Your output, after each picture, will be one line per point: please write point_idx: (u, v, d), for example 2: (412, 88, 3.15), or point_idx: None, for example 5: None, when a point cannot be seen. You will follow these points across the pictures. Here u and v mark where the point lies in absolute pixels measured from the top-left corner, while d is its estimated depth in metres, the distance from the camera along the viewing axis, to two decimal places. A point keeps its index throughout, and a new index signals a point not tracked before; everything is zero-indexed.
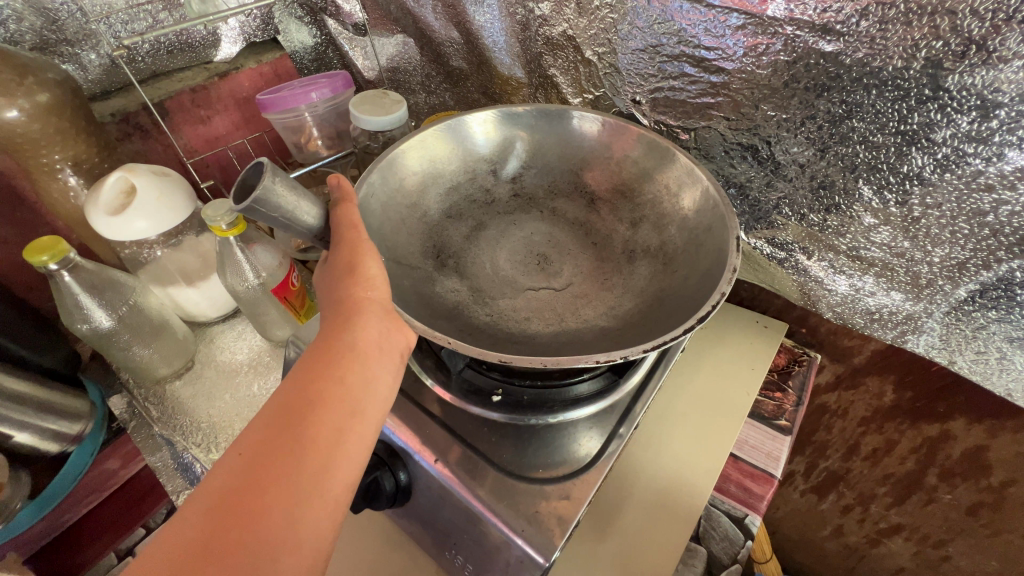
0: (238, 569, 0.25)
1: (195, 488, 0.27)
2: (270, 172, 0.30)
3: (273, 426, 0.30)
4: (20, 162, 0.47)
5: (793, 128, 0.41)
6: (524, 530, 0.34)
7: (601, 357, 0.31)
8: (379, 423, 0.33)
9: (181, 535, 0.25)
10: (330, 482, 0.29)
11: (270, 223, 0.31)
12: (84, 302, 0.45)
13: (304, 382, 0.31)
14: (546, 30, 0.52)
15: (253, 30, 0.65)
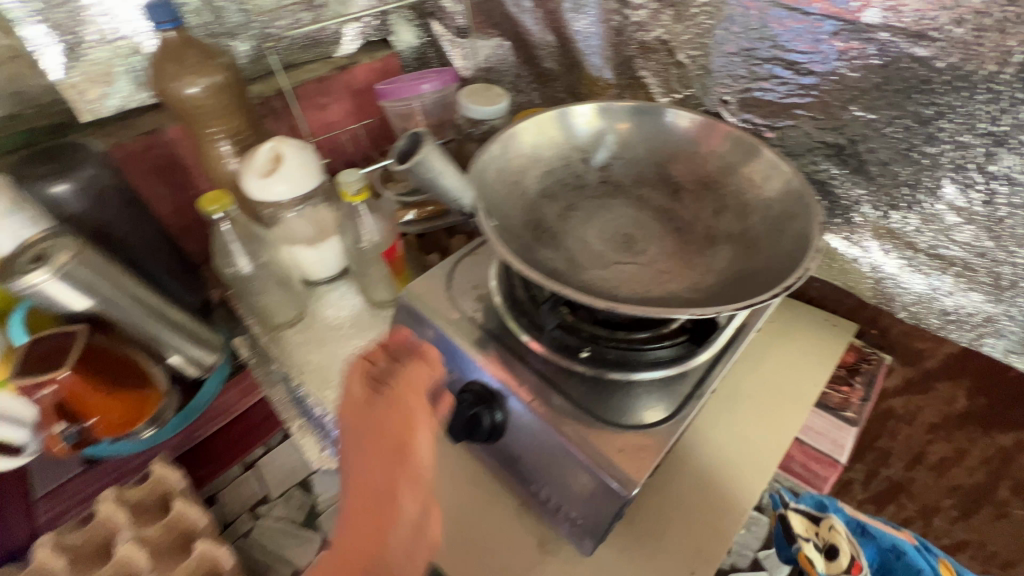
0: None
1: None
2: None
3: None
4: (190, 132, 0.57)
5: (880, 128, 0.44)
6: (608, 465, 0.38)
7: (696, 311, 0.35)
8: None
9: None
10: None
11: None
12: (234, 249, 0.54)
13: None
14: (641, 35, 0.57)
15: (370, 31, 0.74)
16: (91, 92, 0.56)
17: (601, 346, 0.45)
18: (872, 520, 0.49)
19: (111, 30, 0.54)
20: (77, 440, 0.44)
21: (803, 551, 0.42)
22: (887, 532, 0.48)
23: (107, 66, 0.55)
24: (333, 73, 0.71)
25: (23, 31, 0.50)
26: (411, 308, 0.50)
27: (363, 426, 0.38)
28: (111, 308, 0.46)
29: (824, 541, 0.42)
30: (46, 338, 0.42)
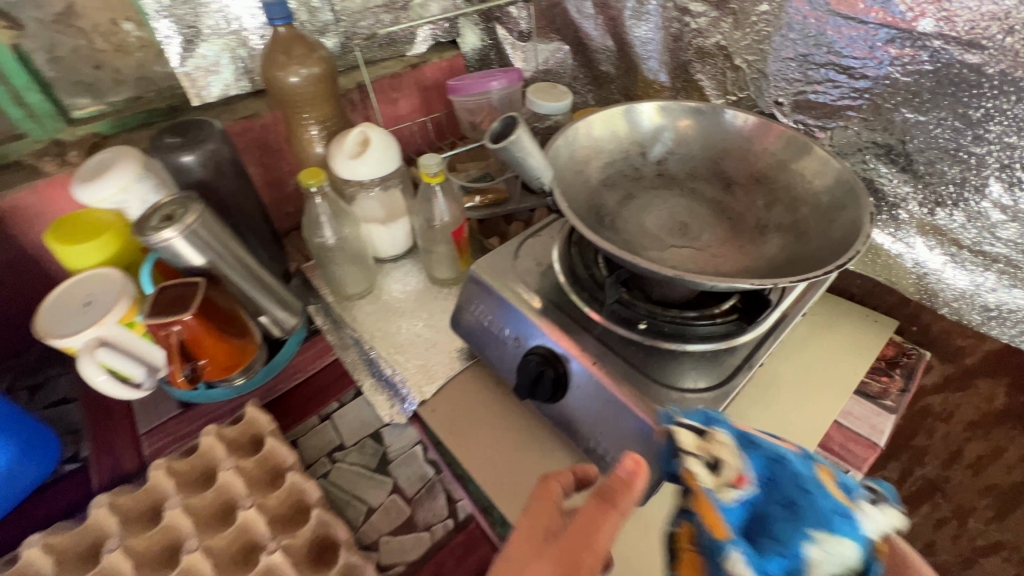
0: None
1: None
2: (523, 126, 0.43)
3: None
4: (286, 117, 0.63)
5: (929, 130, 0.47)
6: None
7: (756, 282, 0.40)
8: None
9: None
10: None
11: (513, 163, 0.44)
12: (321, 221, 0.60)
13: None
14: (699, 41, 0.61)
15: (440, 33, 0.80)
16: (203, 79, 0.63)
17: (657, 320, 0.49)
18: (787, 445, 0.36)
19: (225, 25, 0.61)
20: (192, 374, 0.51)
21: (689, 469, 0.33)
22: (773, 441, 0.35)
23: (218, 57, 0.63)
24: (406, 69, 0.76)
25: (155, 24, 0.58)
26: (482, 280, 0.55)
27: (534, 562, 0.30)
28: (219, 264, 0.52)
29: (710, 455, 0.33)
30: (172, 286, 0.49)
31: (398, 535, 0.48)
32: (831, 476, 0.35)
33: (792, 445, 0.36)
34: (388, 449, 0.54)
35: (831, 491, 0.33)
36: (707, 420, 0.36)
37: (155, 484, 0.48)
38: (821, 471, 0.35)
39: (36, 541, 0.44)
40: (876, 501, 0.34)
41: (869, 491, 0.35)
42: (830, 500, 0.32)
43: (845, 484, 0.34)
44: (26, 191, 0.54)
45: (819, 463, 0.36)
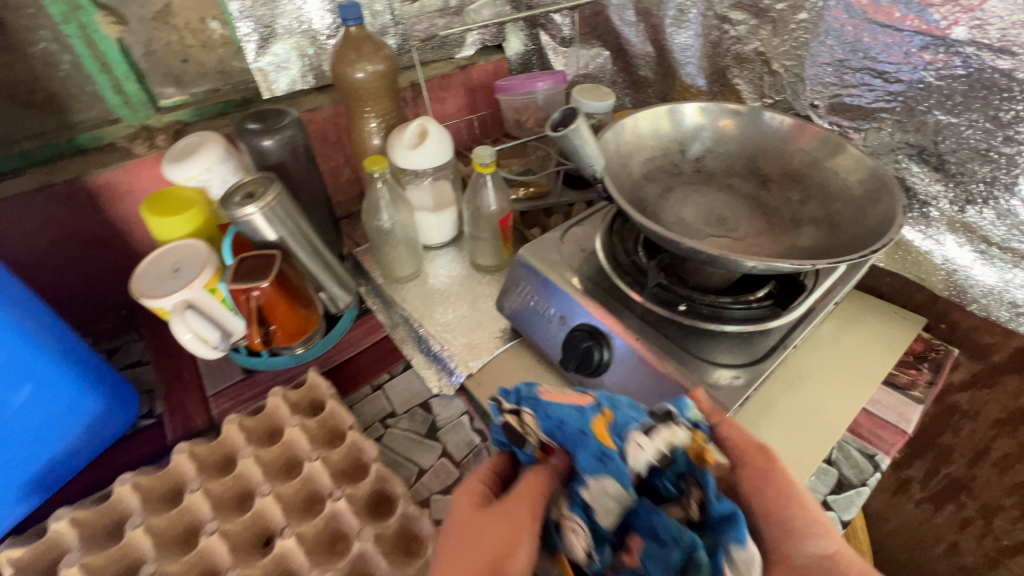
0: None
1: None
2: (582, 117, 0.48)
3: None
4: (349, 110, 0.68)
5: (960, 131, 0.50)
6: (704, 393, 0.46)
7: (795, 262, 0.43)
8: None
9: None
10: None
11: (571, 150, 0.49)
12: (381, 206, 0.65)
13: None
14: (738, 47, 0.65)
15: (488, 37, 0.85)
16: (275, 74, 0.69)
17: (695, 303, 0.52)
18: (553, 395, 0.38)
19: (299, 25, 0.67)
20: (266, 336, 0.56)
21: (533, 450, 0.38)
22: (561, 399, 0.38)
23: (290, 54, 0.68)
24: (456, 70, 0.81)
25: (239, 24, 0.63)
26: (529, 263, 0.58)
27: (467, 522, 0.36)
28: (290, 240, 0.57)
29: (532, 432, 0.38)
30: (252, 257, 0.54)
31: (447, 494, 0.51)
32: (609, 419, 0.36)
33: (587, 394, 0.39)
34: (436, 417, 0.58)
35: (592, 443, 0.35)
36: (496, 405, 0.40)
37: (226, 438, 0.53)
38: (594, 418, 0.36)
39: (126, 480, 0.49)
40: (649, 430, 0.36)
41: (645, 420, 0.37)
42: (595, 449, 0.35)
43: (623, 423, 0.36)
44: (119, 169, 0.60)
45: (607, 406, 0.37)
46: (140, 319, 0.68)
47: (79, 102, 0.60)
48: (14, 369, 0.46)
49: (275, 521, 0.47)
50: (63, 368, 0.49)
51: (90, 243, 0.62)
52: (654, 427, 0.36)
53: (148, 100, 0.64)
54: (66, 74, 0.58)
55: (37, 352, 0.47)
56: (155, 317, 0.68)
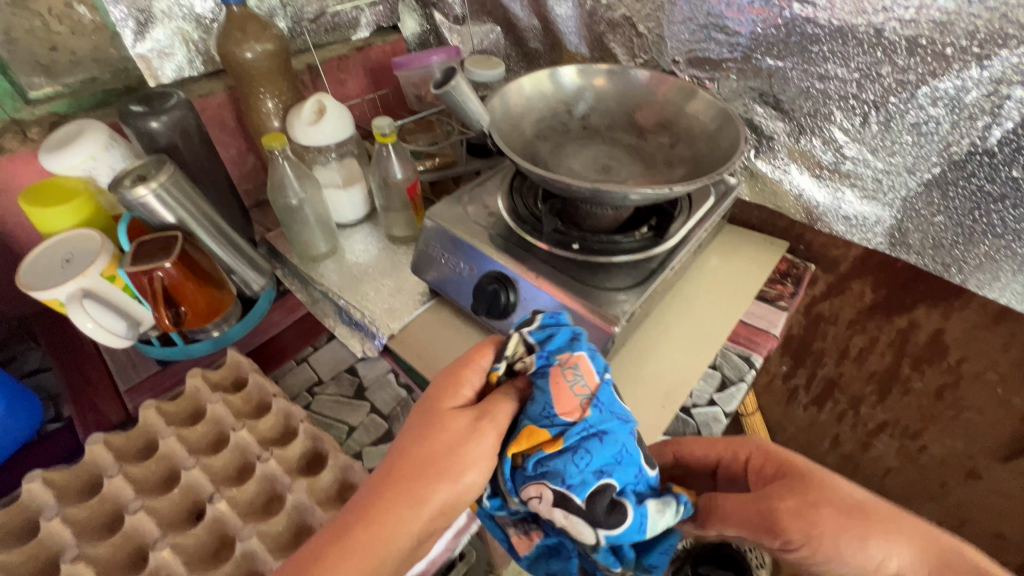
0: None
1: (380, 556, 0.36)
2: (461, 77, 0.55)
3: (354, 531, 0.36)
4: (243, 93, 0.68)
5: (787, 73, 0.59)
6: (600, 314, 0.52)
7: (658, 188, 0.50)
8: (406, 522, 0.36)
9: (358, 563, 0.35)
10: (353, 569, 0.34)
11: (455, 108, 0.57)
12: (287, 183, 0.65)
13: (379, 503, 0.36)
14: (609, 14, 0.71)
15: (382, 17, 0.86)
16: (160, 61, 0.67)
17: (588, 241, 0.58)
18: (562, 375, 0.39)
19: (178, 9, 0.65)
20: (176, 319, 0.56)
21: (499, 372, 0.42)
22: (549, 395, 0.38)
23: (170, 39, 0.67)
24: (353, 52, 0.82)
25: (110, 8, 0.61)
26: (438, 226, 0.63)
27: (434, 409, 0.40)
28: (189, 221, 0.56)
29: (517, 363, 0.42)
30: (150, 240, 0.54)
31: (379, 445, 0.54)
32: (548, 449, 0.37)
33: (581, 413, 0.37)
34: (362, 379, 0.60)
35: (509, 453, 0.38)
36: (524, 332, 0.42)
37: (145, 423, 0.52)
38: (548, 430, 0.37)
39: (36, 476, 0.47)
40: (559, 499, 0.36)
41: (567, 491, 0.36)
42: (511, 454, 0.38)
43: (551, 465, 0.36)
44: None
45: (564, 439, 0.37)
46: (34, 327, 0.65)
47: None
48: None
49: (203, 491, 0.48)
50: None
51: None
52: (570, 507, 0.36)
53: (16, 90, 0.61)
54: None
55: None
56: (51, 322, 0.65)
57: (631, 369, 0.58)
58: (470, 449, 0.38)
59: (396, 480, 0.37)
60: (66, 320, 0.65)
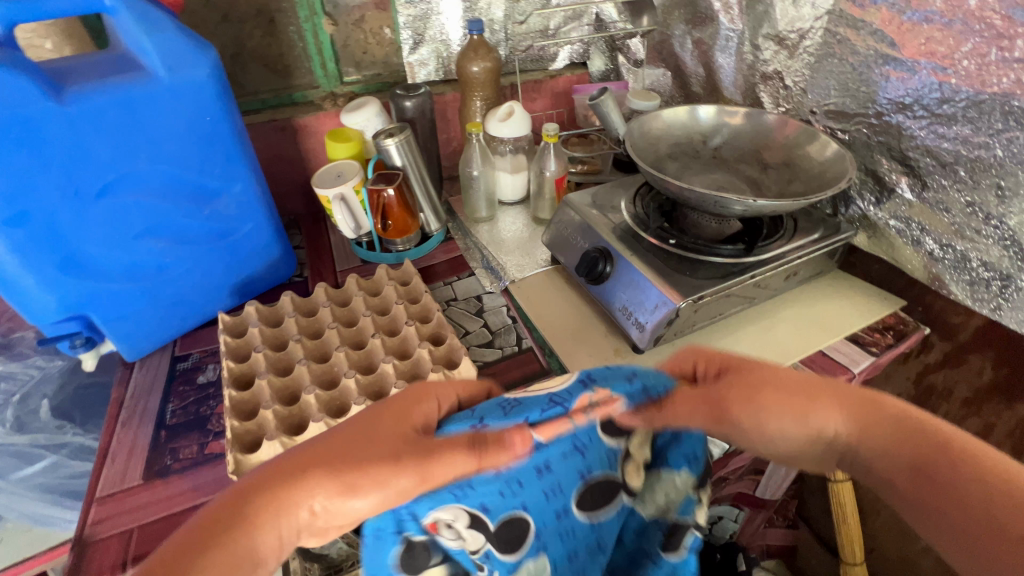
0: (253, 489, 0.38)
1: (305, 499, 0.38)
2: (607, 94, 0.79)
3: (294, 461, 0.39)
4: (465, 96, 0.96)
5: (915, 131, 0.64)
6: (671, 290, 0.64)
7: (746, 199, 0.60)
8: (330, 482, 0.38)
9: (286, 488, 0.38)
10: (275, 495, 0.38)
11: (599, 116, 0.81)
12: (473, 158, 0.90)
13: (318, 448, 0.40)
14: (763, 68, 0.81)
15: (576, 55, 1.07)
16: (418, 68, 0.98)
17: (684, 240, 0.70)
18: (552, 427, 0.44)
19: (439, 36, 0.96)
20: (383, 229, 0.83)
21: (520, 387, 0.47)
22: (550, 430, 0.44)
23: (429, 55, 0.97)
24: (546, 78, 1.05)
25: (402, 31, 0.93)
26: (579, 219, 0.78)
27: (359, 436, 0.41)
28: (409, 167, 0.83)
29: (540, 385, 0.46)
30: (385, 173, 0.82)
31: (482, 348, 0.72)
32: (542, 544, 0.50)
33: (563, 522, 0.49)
34: (484, 304, 0.80)
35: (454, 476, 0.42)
36: (579, 381, 0.45)
37: (347, 287, 0.79)
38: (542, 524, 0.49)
39: (287, 296, 0.76)
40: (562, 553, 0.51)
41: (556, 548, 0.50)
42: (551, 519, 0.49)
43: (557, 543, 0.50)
44: (314, 117, 0.91)
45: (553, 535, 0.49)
46: (300, 222, 0.99)
47: (298, 73, 0.93)
48: (242, 212, 0.72)
49: (365, 332, 0.71)
50: (264, 221, 0.75)
51: (284, 163, 0.93)
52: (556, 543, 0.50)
53: (338, 75, 0.95)
54: (296, 54, 0.91)
55: (256, 205, 0.73)
56: (311, 222, 0.99)
57: None
58: (355, 494, 0.39)
59: (266, 493, 0.38)
60: (318, 223, 0.99)
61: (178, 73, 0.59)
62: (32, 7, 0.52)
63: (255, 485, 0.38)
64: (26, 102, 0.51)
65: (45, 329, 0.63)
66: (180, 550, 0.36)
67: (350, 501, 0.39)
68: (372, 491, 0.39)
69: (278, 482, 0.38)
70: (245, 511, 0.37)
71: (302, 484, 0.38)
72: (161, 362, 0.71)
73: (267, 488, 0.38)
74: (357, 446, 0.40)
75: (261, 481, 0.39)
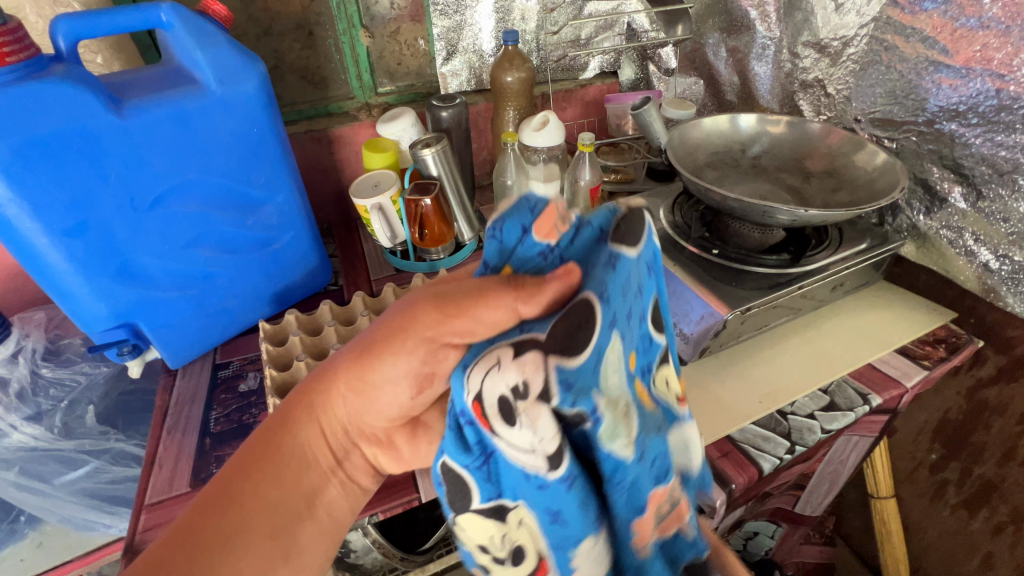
0: (293, 399, 0.44)
1: (331, 391, 0.43)
2: (649, 104, 0.81)
3: (318, 368, 0.45)
4: (499, 106, 0.96)
5: (969, 140, 0.63)
6: (716, 302, 0.63)
7: (796, 209, 0.59)
8: (346, 363, 0.43)
9: (314, 389, 0.44)
10: (308, 400, 0.44)
11: (641, 125, 0.83)
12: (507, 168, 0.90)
13: (336, 352, 0.45)
14: (803, 76, 0.80)
15: (606, 64, 1.06)
16: (451, 78, 0.99)
17: (727, 250, 0.69)
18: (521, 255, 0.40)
19: (473, 47, 0.97)
20: (420, 237, 0.84)
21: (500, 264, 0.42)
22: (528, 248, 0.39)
23: (463, 65, 0.98)
24: (577, 88, 1.04)
25: (437, 43, 0.94)
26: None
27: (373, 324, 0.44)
28: (445, 177, 0.83)
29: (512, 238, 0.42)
30: (421, 182, 0.82)
31: None
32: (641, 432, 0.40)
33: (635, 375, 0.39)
34: None
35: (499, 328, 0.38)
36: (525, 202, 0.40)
37: (385, 296, 0.79)
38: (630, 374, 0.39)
39: (326, 304, 0.76)
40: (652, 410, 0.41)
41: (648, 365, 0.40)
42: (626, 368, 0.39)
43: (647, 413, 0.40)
44: (350, 127, 0.93)
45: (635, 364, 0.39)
46: (333, 231, 1.00)
47: (334, 85, 0.94)
48: (284, 221, 0.72)
49: None
50: (304, 230, 0.75)
51: (319, 172, 0.94)
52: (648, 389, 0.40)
53: (373, 86, 0.96)
54: (334, 66, 0.92)
55: (298, 213, 0.73)
56: (344, 231, 1.00)
57: (737, 366, 0.66)
58: (374, 359, 0.42)
59: (312, 390, 0.44)
60: (352, 232, 1.00)
61: (229, 85, 0.60)
62: (95, 23, 0.53)
63: (293, 398, 0.45)
64: (89, 113, 0.52)
65: (94, 335, 0.64)
66: (250, 451, 0.43)
67: (377, 368, 0.42)
68: (394, 357, 0.42)
69: (308, 390, 0.44)
70: (291, 417, 0.44)
71: (328, 382, 0.43)
72: (203, 369, 0.72)
73: (302, 395, 0.44)
74: (368, 335, 0.43)
75: (297, 394, 0.44)
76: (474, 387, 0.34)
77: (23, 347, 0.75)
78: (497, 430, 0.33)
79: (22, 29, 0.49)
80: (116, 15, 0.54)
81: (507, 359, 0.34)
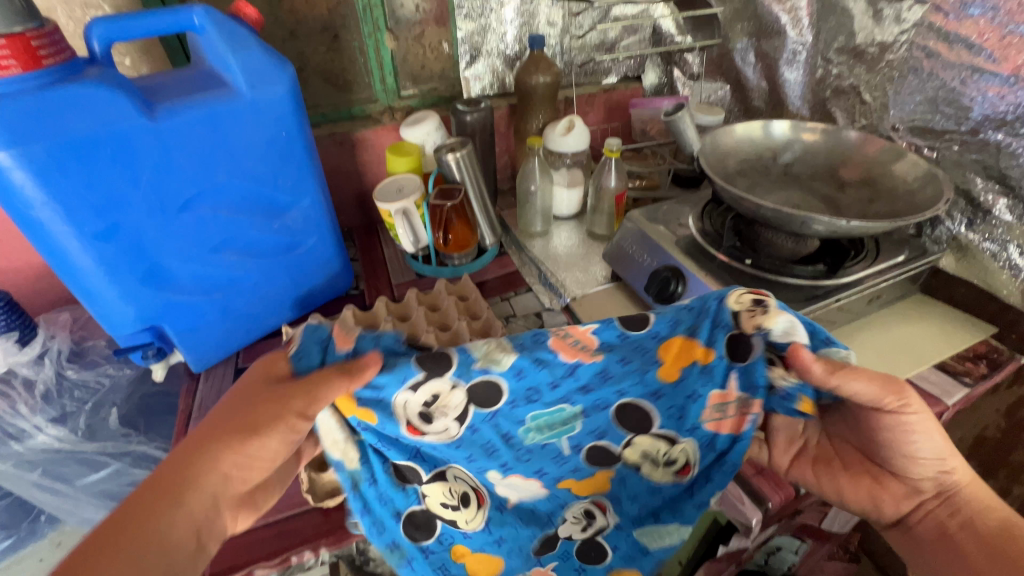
0: (143, 509, 0.43)
1: (184, 470, 0.45)
2: (683, 110, 0.80)
3: (177, 460, 0.46)
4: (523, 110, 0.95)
5: (1016, 149, 0.61)
6: None
7: (834, 219, 0.58)
8: (218, 447, 0.46)
9: (167, 474, 0.45)
10: (171, 499, 0.44)
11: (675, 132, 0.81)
12: (532, 173, 0.89)
13: (192, 446, 0.46)
14: (837, 82, 0.79)
15: (630, 68, 1.04)
16: (473, 82, 0.98)
17: (759, 259, 0.67)
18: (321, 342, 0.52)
19: (496, 51, 0.96)
20: (444, 242, 0.83)
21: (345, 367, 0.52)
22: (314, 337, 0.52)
23: (486, 68, 0.97)
24: (600, 91, 1.03)
25: (460, 46, 0.93)
26: (637, 230, 0.76)
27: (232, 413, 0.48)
28: (468, 183, 0.83)
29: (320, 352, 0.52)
30: (445, 188, 0.81)
31: None
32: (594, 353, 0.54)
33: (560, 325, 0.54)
34: (545, 321, 0.77)
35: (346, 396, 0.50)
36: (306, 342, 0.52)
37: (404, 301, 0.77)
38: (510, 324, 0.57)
39: None
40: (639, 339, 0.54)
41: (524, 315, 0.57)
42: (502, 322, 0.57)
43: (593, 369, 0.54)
44: (372, 130, 0.92)
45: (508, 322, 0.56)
46: (353, 235, 0.99)
47: (356, 89, 0.93)
48: (308, 225, 0.72)
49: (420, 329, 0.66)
50: (328, 234, 0.74)
51: (341, 176, 0.94)
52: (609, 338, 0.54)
53: (396, 89, 0.95)
54: (356, 69, 0.91)
55: (322, 218, 0.73)
56: (365, 235, 0.99)
57: None
58: (252, 440, 0.47)
59: (175, 472, 0.45)
60: (372, 236, 0.99)
61: (260, 89, 0.60)
62: (129, 26, 0.53)
63: (143, 505, 0.43)
64: (122, 117, 0.52)
65: (121, 339, 0.64)
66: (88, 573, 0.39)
67: (257, 442, 0.47)
68: (275, 432, 0.47)
69: (161, 484, 0.45)
70: (150, 524, 0.43)
71: (190, 469, 0.45)
72: (225, 374, 0.71)
73: (162, 500, 0.44)
74: (234, 422, 0.47)
75: (153, 495, 0.44)
76: (402, 420, 0.53)
77: (49, 348, 0.73)
78: (424, 429, 0.54)
79: (58, 32, 0.50)
80: (148, 19, 0.53)
81: (410, 399, 0.52)
